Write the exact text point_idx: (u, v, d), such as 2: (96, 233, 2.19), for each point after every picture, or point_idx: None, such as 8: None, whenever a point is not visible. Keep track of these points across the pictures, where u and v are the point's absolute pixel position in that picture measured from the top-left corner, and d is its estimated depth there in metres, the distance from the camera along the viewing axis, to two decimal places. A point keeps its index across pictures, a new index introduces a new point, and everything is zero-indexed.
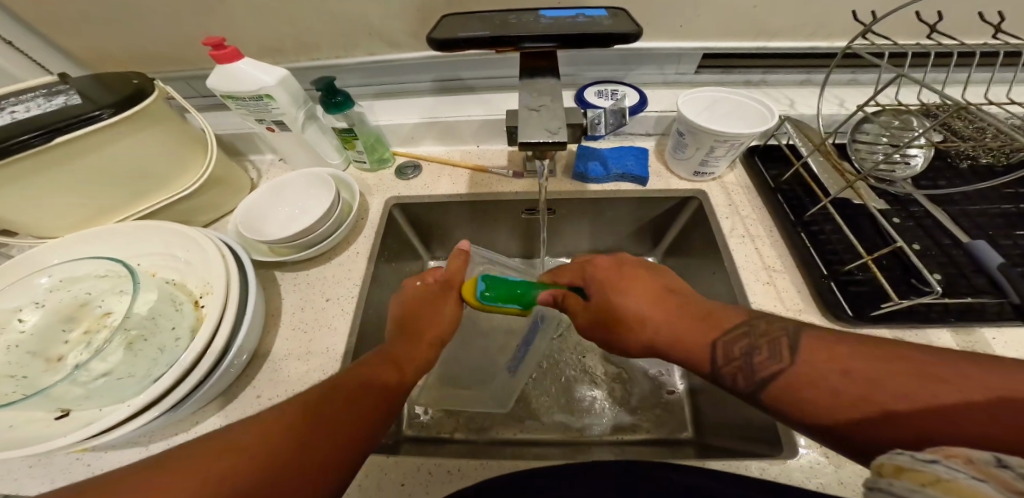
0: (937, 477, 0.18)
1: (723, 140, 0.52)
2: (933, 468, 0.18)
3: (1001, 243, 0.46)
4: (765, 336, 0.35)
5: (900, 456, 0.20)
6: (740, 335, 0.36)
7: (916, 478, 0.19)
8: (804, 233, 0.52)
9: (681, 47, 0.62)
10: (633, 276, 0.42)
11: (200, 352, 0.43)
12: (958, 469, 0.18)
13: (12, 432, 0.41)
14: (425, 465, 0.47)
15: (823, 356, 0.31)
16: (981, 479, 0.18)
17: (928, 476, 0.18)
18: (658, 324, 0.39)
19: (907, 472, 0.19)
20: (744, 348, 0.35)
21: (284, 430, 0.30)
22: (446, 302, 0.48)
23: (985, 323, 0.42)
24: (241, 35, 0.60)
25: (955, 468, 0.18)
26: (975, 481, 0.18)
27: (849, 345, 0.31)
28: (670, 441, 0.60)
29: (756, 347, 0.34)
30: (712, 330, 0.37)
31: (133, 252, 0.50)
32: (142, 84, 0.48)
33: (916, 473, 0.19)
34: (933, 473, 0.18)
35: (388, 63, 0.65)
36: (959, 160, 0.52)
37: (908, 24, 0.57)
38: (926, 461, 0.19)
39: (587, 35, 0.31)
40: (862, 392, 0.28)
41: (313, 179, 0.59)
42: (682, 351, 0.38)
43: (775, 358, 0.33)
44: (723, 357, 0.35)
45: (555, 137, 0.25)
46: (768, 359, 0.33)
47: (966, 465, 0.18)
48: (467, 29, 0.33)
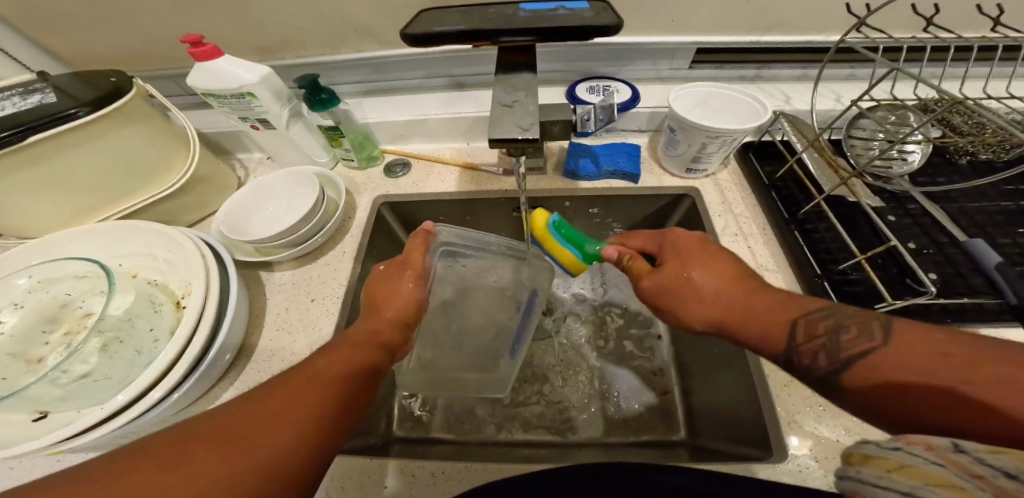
0: (900, 463, 0.23)
1: (715, 136, 0.51)
2: (897, 456, 0.23)
3: (999, 241, 0.45)
4: (855, 320, 0.31)
5: (869, 447, 0.25)
6: (822, 316, 0.32)
7: (882, 463, 0.24)
8: (798, 231, 0.51)
9: (674, 41, 0.61)
10: (706, 253, 0.41)
11: (179, 351, 0.42)
12: (918, 455, 0.22)
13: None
14: (410, 467, 0.46)
15: (905, 338, 0.27)
16: (939, 463, 0.21)
17: (892, 462, 0.23)
18: (732, 299, 0.37)
19: (875, 460, 0.24)
20: (828, 328, 0.31)
21: (257, 410, 0.28)
22: (404, 279, 0.47)
23: (982, 324, 0.41)
24: (225, 32, 0.59)
25: (914, 454, 0.22)
26: (930, 464, 0.21)
27: (943, 330, 0.27)
28: (662, 443, 0.59)
29: (838, 328, 0.31)
30: (790, 308, 0.34)
31: (114, 253, 0.49)
32: (120, 82, 0.47)
33: (882, 460, 0.24)
34: (897, 460, 0.23)
35: (375, 59, 0.64)
36: (958, 156, 0.51)
37: (906, 17, 0.55)
38: (891, 449, 0.23)
39: (566, 29, 0.30)
40: (930, 368, 0.25)
41: (299, 178, 0.58)
42: (750, 329, 0.35)
43: (858, 339, 0.30)
44: (797, 335, 0.33)
45: (526, 134, 0.24)
46: (852, 340, 0.30)
47: (925, 451, 0.22)
48: (443, 23, 0.31)
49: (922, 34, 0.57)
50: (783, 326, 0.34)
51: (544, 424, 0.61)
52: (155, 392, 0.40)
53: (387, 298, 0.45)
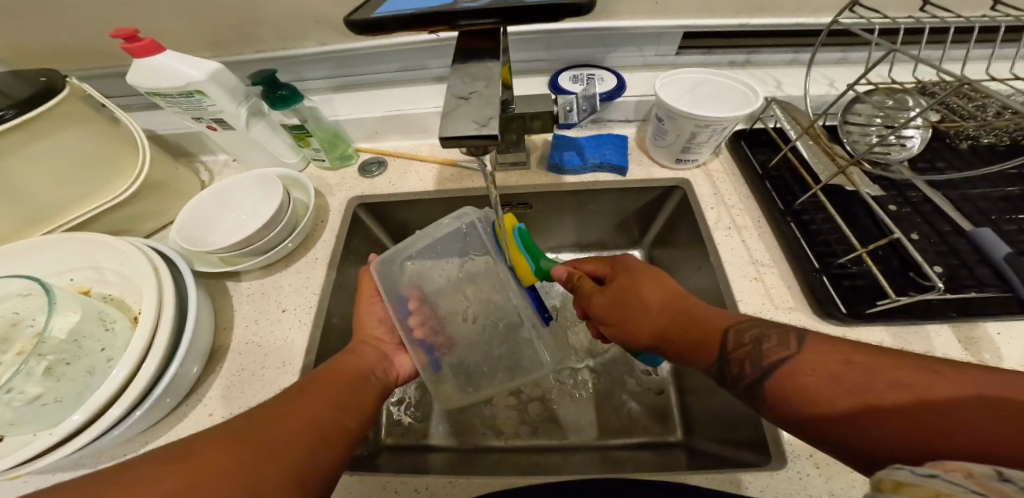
0: (935, 490, 0.15)
1: (705, 125, 0.48)
2: (932, 483, 0.15)
3: (1005, 229, 0.43)
4: (775, 331, 0.32)
5: (899, 471, 0.17)
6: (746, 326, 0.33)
7: (916, 492, 0.16)
8: (794, 222, 0.49)
9: (659, 26, 0.57)
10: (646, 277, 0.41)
11: (137, 366, 0.38)
12: (958, 484, 0.15)
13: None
14: (391, 483, 0.43)
15: (821, 351, 0.28)
16: (979, 493, 0.14)
17: (929, 490, 0.15)
18: (669, 319, 0.37)
19: (907, 487, 0.16)
20: (752, 339, 0.32)
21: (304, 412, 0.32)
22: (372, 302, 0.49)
23: (990, 317, 0.39)
24: (176, 25, 0.55)
25: (957, 484, 0.15)
26: (975, 496, 0.14)
27: (851, 345, 0.28)
28: (659, 446, 0.57)
29: (761, 337, 0.32)
30: (727, 324, 0.35)
31: (64, 266, 0.46)
32: (51, 81, 0.43)
33: (914, 488, 0.16)
34: (932, 488, 0.15)
35: (343, 53, 0.60)
36: (958, 141, 0.48)
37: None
38: (925, 476, 0.16)
39: (531, 9, 0.27)
40: (842, 379, 0.25)
41: (262, 179, 0.54)
42: (689, 343, 0.35)
43: (778, 351, 0.30)
44: (728, 345, 0.33)
45: (482, 130, 0.21)
46: (778, 348, 0.30)
47: (966, 480, 0.15)
48: (394, 7, 0.28)
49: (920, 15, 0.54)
50: (714, 339, 0.34)
51: (536, 431, 0.59)
52: (113, 410, 0.37)
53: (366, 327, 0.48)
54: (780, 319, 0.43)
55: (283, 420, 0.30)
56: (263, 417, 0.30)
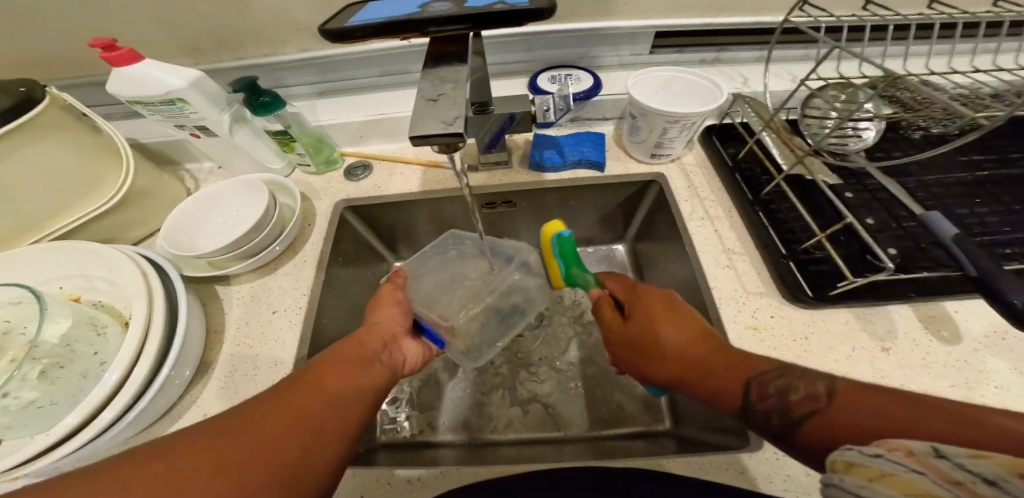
0: (880, 471, 0.19)
1: (674, 121, 0.50)
2: (879, 464, 0.19)
3: (959, 213, 0.45)
4: (801, 376, 0.32)
5: (851, 453, 0.21)
6: (773, 371, 0.33)
7: (864, 472, 0.20)
8: (762, 211, 0.51)
9: (631, 26, 0.59)
10: (664, 302, 0.41)
11: (128, 372, 0.39)
12: (899, 462, 0.19)
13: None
14: (385, 475, 0.44)
15: (850, 399, 0.28)
16: (917, 470, 0.18)
17: (875, 470, 0.19)
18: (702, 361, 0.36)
19: (856, 467, 0.20)
20: (777, 390, 0.31)
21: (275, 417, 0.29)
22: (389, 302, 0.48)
23: (948, 296, 0.42)
24: (156, 33, 0.56)
25: (897, 462, 0.19)
26: (912, 473, 0.18)
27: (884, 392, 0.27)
28: (646, 434, 0.59)
29: (793, 385, 0.31)
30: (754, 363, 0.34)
31: (52, 275, 0.46)
32: (31, 92, 0.43)
33: (864, 468, 0.20)
34: (877, 468, 0.19)
35: (324, 59, 0.62)
36: (910, 131, 0.51)
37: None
38: (872, 456, 0.20)
39: (497, 14, 0.28)
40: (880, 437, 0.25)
41: (248, 184, 0.55)
42: (711, 382, 0.35)
43: (795, 400, 0.30)
44: (753, 390, 0.32)
45: (449, 128, 0.23)
46: (804, 399, 0.30)
47: (906, 459, 0.19)
48: (366, 16, 0.30)
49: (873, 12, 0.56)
50: (739, 381, 0.33)
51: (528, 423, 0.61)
52: (107, 413, 0.37)
53: (378, 312, 0.47)
54: (752, 304, 0.46)
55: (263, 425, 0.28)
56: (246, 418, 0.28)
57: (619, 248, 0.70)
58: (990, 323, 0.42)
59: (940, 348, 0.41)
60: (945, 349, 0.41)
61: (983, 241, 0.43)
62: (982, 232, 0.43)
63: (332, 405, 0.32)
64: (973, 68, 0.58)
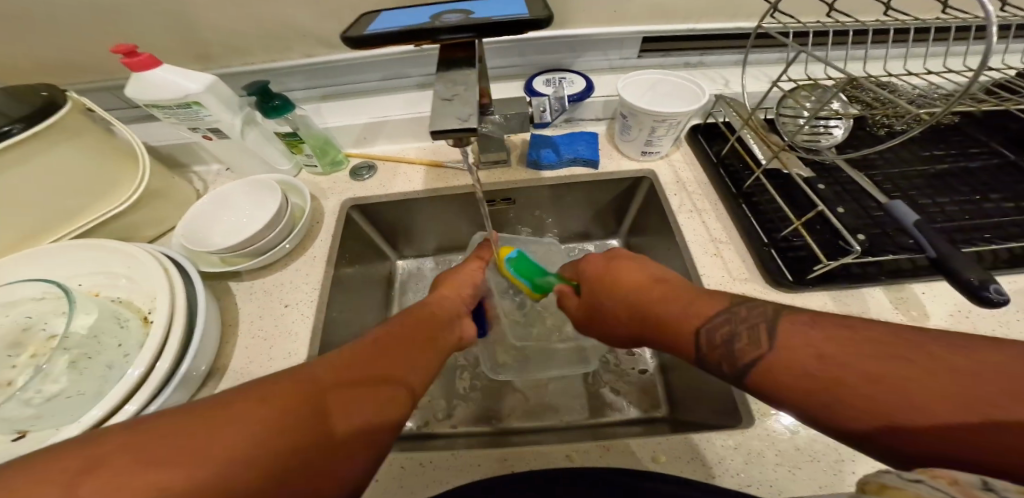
0: (914, 495, 0.18)
1: (661, 120, 0.54)
2: (914, 488, 0.19)
3: (922, 202, 0.50)
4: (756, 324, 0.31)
5: (891, 477, 0.20)
6: (721, 315, 0.34)
7: (897, 495, 0.19)
8: (745, 204, 0.55)
9: (620, 32, 0.63)
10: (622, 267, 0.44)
11: (152, 364, 0.41)
12: (938, 490, 0.18)
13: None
14: (399, 458, 0.47)
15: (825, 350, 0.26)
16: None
17: (908, 495, 0.19)
18: (652, 307, 0.38)
19: (890, 490, 0.20)
20: (724, 337, 0.32)
21: (351, 369, 0.32)
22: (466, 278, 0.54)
23: (915, 279, 0.47)
24: (167, 39, 0.58)
25: (938, 488, 0.18)
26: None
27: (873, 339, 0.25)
28: (644, 418, 0.62)
29: (738, 334, 0.32)
30: (700, 313, 0.35)
31: (72, 272, 0.48)
32: (52, 97, 0.46)
33: (899, 491, 0.19)
34: (912, 492, 0.19)
35: (328, 64, 0.64)
36: (877, 128, 0.56)
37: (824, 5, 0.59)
38: (912, 481, 0.19)
39: (501, 23, 0.32)
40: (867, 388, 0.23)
41: (258, 184, 0.58)
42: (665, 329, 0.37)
43: (748, 346, 0.31)
44: (718, 321, 0.34)
45: (464, 124, 0.26)
46: (749, 345, 0.31)
47: (947, 486, 0.18)
48: (382, 25, 0.33)
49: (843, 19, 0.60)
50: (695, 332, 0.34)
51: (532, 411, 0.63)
52: (130, 406, 0.38)
53: (456, 286, 0.53)
54: (737, 289, 0.49)
55: (347, 373, 0.31)
56: (333, 365, 0.31)
57: (613, 243, 0.74)
58: (954, 302, 0.46)
59: (909, 326, 0.44)
60: (914, 326, 0.45)
61: (945, 228, 0.47)
62: (944, 220, 0.48)
63: (352, 414, 0.29)
64: (935, 70, 0.63)
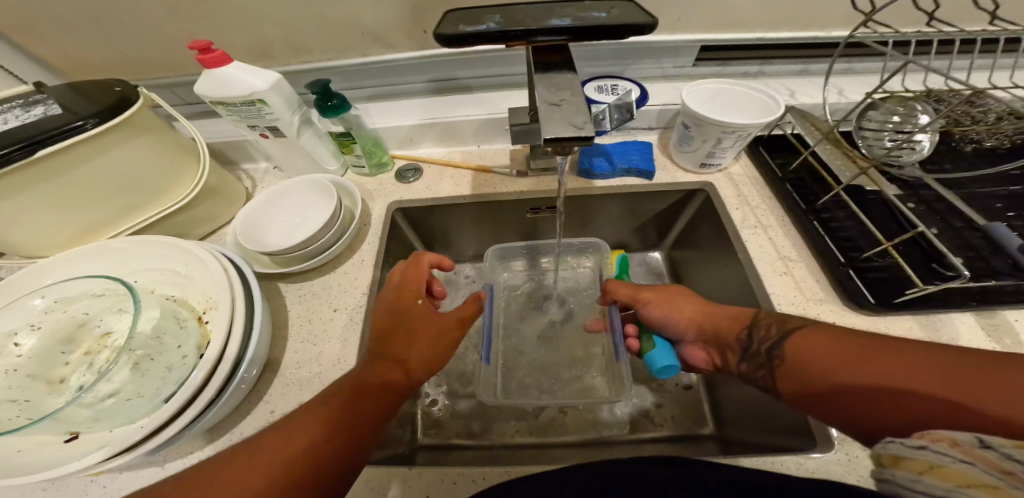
0: (929, 463, 0.22)
1: (730, 131, 0.52)
2: (924, 456, 0.22)
3: (1015, 224, 0.46)
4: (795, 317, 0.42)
5: (897, 447, 0.24)
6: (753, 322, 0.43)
7: (913, 465, 0.23)
8: (817, 221, 0.52)
9: (681, 40, 0.61)
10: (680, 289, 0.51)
11: (213, 369, 0.42)
12: (946, 454, 0.22)
13: (19, 457, 0.41)
14: (450, 474, 0.44)
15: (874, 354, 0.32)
16: (967, 461, 0.21)
17: (923, 463, 0.22)
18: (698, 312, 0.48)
19: (905, 461, 0.24)
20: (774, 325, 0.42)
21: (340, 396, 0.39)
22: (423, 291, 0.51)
23: (1005, 304, 0.43)
24: (228, 39, 0.58)
25: (942, 452, 0.22)
26: (962, 463, 0.21)
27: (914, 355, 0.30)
28: (690, 437, 0.59)
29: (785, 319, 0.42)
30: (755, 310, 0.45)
31: (131, 268, 0.49)
32: (126, 92, 0.47)
33: (911, 461, 0.23)
34: (926, 460, 0.22)
35: (384, 64, 0.64)
36: (963, 143, 0.53)
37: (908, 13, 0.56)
38: (919, 448, 0.23)
39: (600, 27, 0.30)
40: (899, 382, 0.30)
41: (315, 184, 0.58)
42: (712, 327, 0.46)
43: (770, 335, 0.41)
44: (759, 318, 0.43)
45: (579, 133, 0.24)
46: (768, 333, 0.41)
47: (953, 449, 0.22)
48: (475, 23, 0.31)
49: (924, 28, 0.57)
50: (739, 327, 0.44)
51: (573, 424, 0.61)
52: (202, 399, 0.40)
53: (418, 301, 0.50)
54: (812, 310, 0.46)
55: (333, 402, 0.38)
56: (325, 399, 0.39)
57: (654, 255, 0.72)
58: None
59: None
60: None
61: None
62: None
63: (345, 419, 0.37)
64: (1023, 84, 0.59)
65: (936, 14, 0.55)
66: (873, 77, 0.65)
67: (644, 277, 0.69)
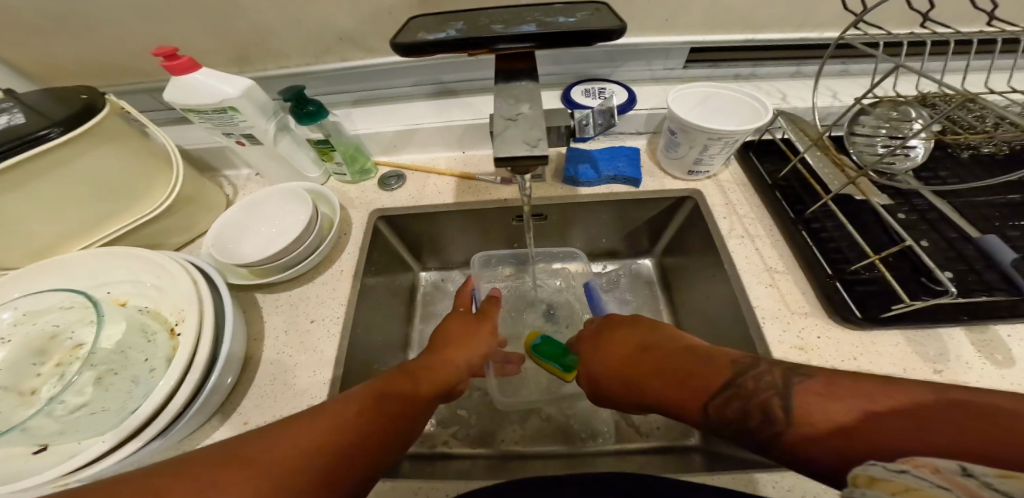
0: (905, 485, 0.18)
1: (717, 138, 0.50)
2: (903, 478, 0.18)
3: (1009, 235, 0.45)
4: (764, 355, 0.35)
5: (873, 467, 0.20)
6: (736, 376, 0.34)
7: (888, 487, 0.18)
8: (805, 230, 0.51)
9: (669, 42, 0.59)
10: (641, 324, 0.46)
11: (180, 379, 0.41)
12: (925, 478, 0.18)
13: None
14: (424, 489, 0.43)
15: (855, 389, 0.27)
16: (945, 486, 0.17)
17: (899, 484, 0.18)
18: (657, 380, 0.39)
19: (881, 481, 0.19)
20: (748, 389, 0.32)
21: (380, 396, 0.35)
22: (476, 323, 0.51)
23: (998, 319, 0.41)
24: (204, 44, 0.57)
25: (922, 477, 0.18)
26: (938, 488, 0.17)
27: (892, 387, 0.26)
28: (675, 449, 0.58)
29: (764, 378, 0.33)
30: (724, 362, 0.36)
31: (100, 280, 0.49)
32: (92, 99, 0.46)
33: (887, 482, 0.19)
34: (903, 482, 0.18)
35: (365, 68, 0.63)
36: (959, 150, 0.51)
37: (903, 13, 0.53)
38: (896, 471, 0.19)
39: (566, 34, 0.28)
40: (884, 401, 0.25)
41: (293, 194, 0.57)
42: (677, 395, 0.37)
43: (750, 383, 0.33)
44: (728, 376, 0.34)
45: (533, 151, 0.23)
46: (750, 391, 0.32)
47: (932, 475, 0.18)
48: (434, 31, 0.30)
49: (920, 29, 0.55)
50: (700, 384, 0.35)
51: (557, 435, 0.60)
52: (171, 409, 0.40)
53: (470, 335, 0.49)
54: (798, 324, 0.45)
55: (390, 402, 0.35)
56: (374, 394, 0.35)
57: (644, 262, 0.70)
58: None
59: (999, 374, 0.39)
60: (1001, 373, 0.39)
61: None
62: None
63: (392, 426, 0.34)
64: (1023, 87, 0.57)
65: (932, 15, 0.53)
66: (868, 79, 0.63)
67: (632, 285, 0.68)
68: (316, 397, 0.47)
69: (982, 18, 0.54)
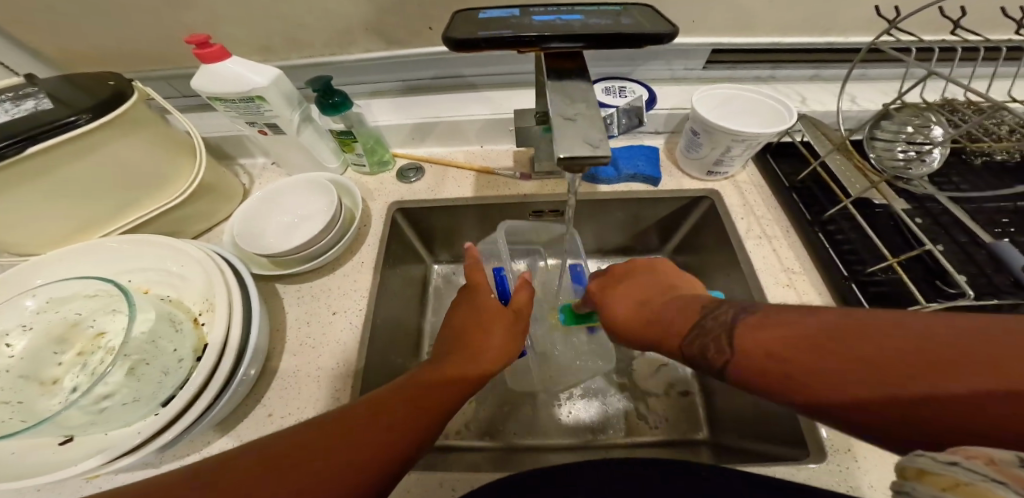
0: (955, 480, 0.18)
1: (739, 140, 0.51)
2: (954, 472, 0.18)
3: (1020, 241, 0.46)
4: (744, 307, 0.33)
5: (925, 459, 0.20)
6: (700, 323, 0.35)
7: (939, 482, 0.19)
8: (822, 233, 0.52)
9: (692, 43, 0.60)
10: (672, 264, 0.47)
11: (210, 373, 0.41)
12: (977, 470, 0.18)
13: (15, 460, 0.40)
14: (449, 480, 0.43)
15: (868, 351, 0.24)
16: (1000, 481, 0.17)
17: (948, 479, 0.18)
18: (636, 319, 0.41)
19: (930, 476, 0.19)
20: (700, 341, 0.34)
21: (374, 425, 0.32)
22: (496, 331, 0.45)
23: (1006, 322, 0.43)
24: (227, 32, 0.56)
25: (975, 470, 0.18)
26: (991, 482, 0.17)
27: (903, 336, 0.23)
28: (684, 443, 0.59)
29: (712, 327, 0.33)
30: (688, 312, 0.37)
31: (122, 267, 0.49)
32: (120, 86, 0.45)
33: (936, 477, 0.19)
34: (952, 477, 0.18)
35: (389, 60, 0.62)
36: (973, 157, 0.52)
37: (937, 20, 0.55)
38: (947, 464, 0.19)
39: (618, 35, 0.29)
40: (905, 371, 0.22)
41: (316, 185, 0.57)
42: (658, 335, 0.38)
43: (721, 350, 0.32)
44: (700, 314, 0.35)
45: (595, 151, 0.24)
46: (720, 346, 0.32)
47: (985, 467, 0.18)
48: (487, 29, 0.30)
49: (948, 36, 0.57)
50: (676, 340, 0.36)
51: (571, 426, 0.61)
52: (201, 400, 0.40)
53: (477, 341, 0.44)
54: None
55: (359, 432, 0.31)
56: (359, 416, 0.32)
57: None
58: None
59: None
60: None
61: None
62: None
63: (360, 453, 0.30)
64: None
65: (963, 22, 0.55)
66: (884, 84, 0.64)
67: None
68: (340, 388, 0.47)
69: (1012, 26, 0.55)
